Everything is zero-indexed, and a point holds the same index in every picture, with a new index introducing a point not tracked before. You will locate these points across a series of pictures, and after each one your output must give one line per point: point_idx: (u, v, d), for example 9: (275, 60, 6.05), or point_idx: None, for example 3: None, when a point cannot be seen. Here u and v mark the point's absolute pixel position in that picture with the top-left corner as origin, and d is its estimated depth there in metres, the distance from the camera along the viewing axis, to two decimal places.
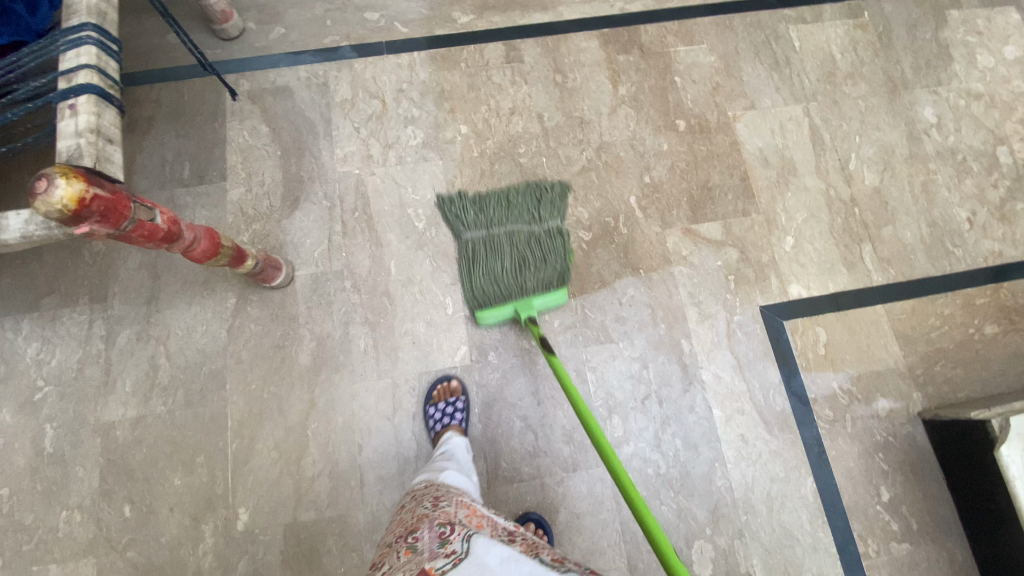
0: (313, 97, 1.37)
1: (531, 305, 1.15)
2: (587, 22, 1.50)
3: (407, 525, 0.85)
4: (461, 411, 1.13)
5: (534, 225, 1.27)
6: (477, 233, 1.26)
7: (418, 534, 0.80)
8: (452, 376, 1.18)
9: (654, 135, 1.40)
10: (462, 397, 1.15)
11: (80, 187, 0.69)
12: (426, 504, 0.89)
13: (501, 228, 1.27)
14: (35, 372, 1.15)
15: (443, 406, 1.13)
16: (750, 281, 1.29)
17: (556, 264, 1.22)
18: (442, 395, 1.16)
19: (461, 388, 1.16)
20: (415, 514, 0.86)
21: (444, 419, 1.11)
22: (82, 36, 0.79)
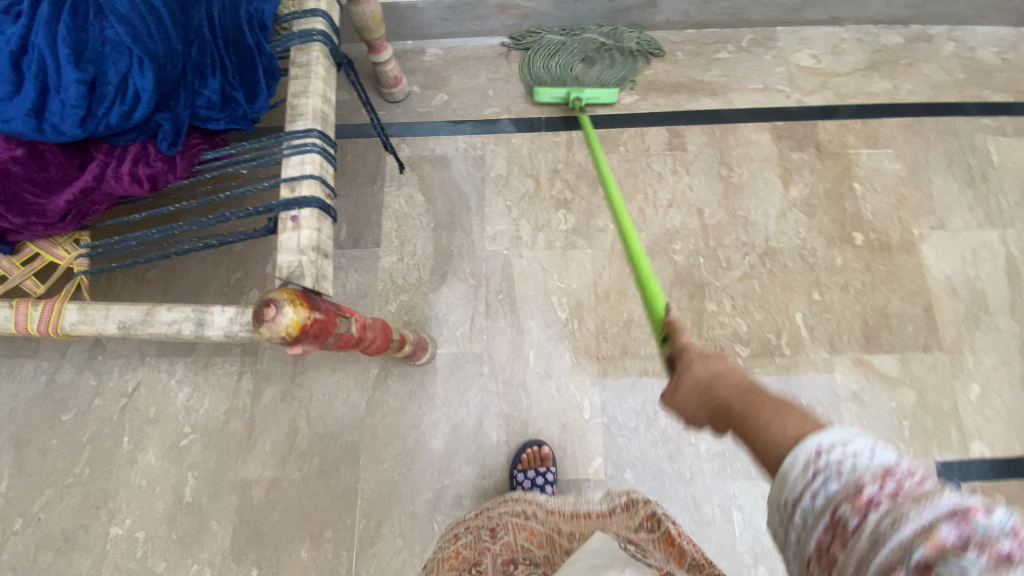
0: (469, 169, 1.36)
1: (583, 92, 1.36)
2: (759, 112, 1.40)
3: (471, 555, 0.81)
4: (551, 483, 1.08)
5: (606, 41, 1.42)
6: (556, 33, 1.42)
7: (479, 564, 0.77)
8: (543, 442, 1.13)
9: (827, 247, 1.28)
10: (552, 468, 1.10)
11: (304, 313, 0.68)
12: (482, 535, 0.84)
13: (579, 36, 1.42)
14: (183, 418, 1.19)
15: (533, 473, 1.08)
16: (927, 431, 1.16)
17: (614, 75, 1.40)
18: (533, 461, 1.11)
19: (551, 457, 1.11)
20: (473, 547, 0.82)
21: (534, 488, 1.06)
22: (308, 143, 0.78)
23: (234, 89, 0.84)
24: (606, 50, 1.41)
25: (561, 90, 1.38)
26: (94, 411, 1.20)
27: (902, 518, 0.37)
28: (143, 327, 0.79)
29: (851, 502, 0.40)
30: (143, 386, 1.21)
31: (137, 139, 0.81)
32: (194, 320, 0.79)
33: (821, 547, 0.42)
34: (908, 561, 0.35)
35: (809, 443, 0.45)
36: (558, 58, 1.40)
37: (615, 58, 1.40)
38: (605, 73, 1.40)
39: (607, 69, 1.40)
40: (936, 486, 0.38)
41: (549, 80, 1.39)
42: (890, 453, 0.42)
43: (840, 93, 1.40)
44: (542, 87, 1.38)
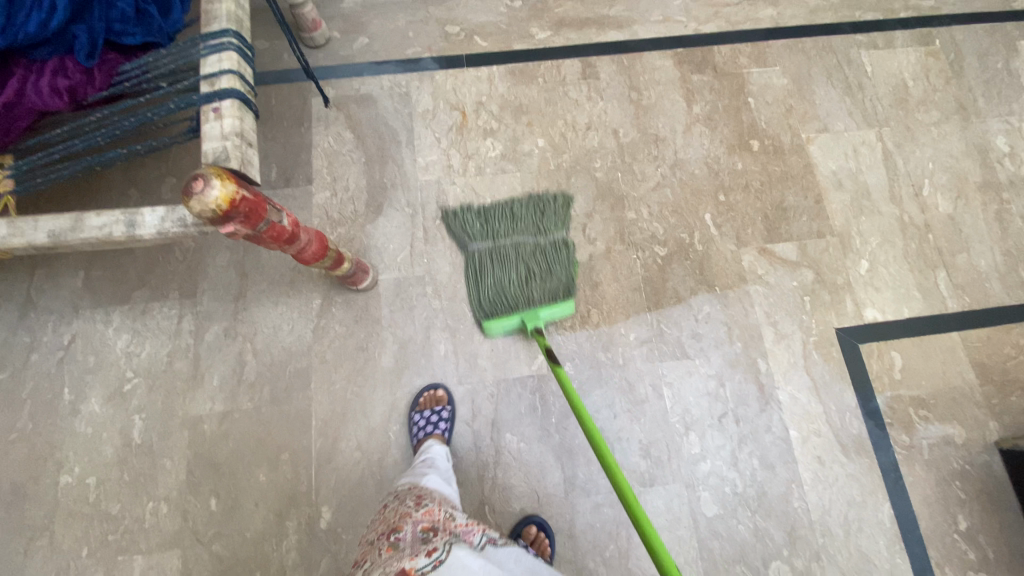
0: (396, 107, 1.41)
1: (538, 316, 1.18)
2: (662, 41, 1.52)
3: (390, 521, 0.87)
4: (446, 421, 1.13)
5: (539, 240, 1.29)
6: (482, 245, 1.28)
7: (401, 531, 0.83)
8: (440, 385, 1.19)
9: (729, 154, 1.41)
10: (448, 407, 1.16)
11: (232, 188, 0.72)
12: (408, 501, 0.91)
13: (507, 241, 1.28)
14: (125, 363, 1.18)
15: (429, 414, 1.14)
16: (825, 303, 1.30)
17: (562, 277, 1.25)
18: (428, 403, 1.17)
19: (447, 397, 1.17)
20: (397, 511, 0.89)
21: (428, 427, 1.12)
22: (224, 42, 0.82)
23: (147, 3, 0.88)
24: (539, 248, 1.27)
25: (513, 317, 1.19)
26: (30, 367, 1.17)
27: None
28: (74, 234, 0.81)
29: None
30: (80, 338, 1.20)
31: (56, 53, 0.84)
32: (125, 222, 0.81)
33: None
34: None
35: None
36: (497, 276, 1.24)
37: (552, 255, 1.26)
38: (552, 282, 1.24)
39: (551, 275, 1.24)
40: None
41: (494, 308, 1.22)
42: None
43: (730, 21, 1.55)
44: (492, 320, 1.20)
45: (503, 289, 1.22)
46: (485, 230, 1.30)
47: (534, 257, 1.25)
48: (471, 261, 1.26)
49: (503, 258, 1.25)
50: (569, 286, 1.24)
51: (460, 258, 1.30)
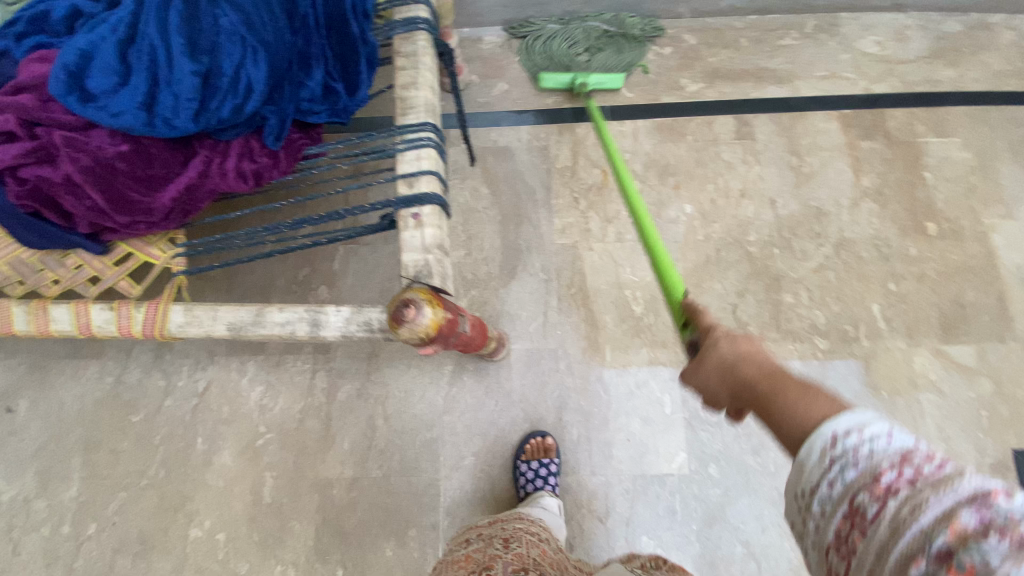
0: (534, 161, 1.33)
1: (587, 79, 1.35)
2: (826, 100, 1.37)
3: (478, 560, 0.80)
4: (555, 475, 1.08)
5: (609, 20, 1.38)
6: (554, 23, 1.39)
7: (492, 569, 0.76)
8: (547, 434, 1.13)
9: (900, 236, 1.27)
10: (556, 459, 1.10)
11: (441, 313, 0.67)
12: (496, 544, 0.85)
13: (579, 25, 1.38)
14: (258, 417, 1.17)
15: (536, 465, 1.09)
16: (1005, 419, 1.16)
17: (620, 57, 1.37)
18: (536, 452, 1.11)
19: (556, 448, 1.11)
20: (484, 551, 0.83)
21: (536, 480, 1.07)
22: (423, 137, 0.75)
23: (336, 81, 0.81)
24: (609, 34, 1.38)
25: (566, 75, 1.36)
26: (165, 412, 1.18)
27: (920, 503, 0.38)
28: (254, 329, 0.77)
29: (869, 490, 0.41)
30: (214, 385, 1.19)
31: (242, 133, 0.78)
32: (308, 320, 0.77)
33: (840, 540, 0.43)
34: (930, 549, 0.36)
35: (825, 429, 0.46)
36: (560, 28, 1.38)
37: (620, 44, 1.38)
38: (612, 57, 1.37)
39: (612, 56, 1.37)
40: (957, 469, 0.39)
41: (553, 62, 1.37)
42: (905, 437, 0.43)
43: (906, 81, 1.38)
44: (545, 74, 1.36)
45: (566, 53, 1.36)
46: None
47: (598, 39, 1.37)
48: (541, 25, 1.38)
49: (569, 32, 1.37)
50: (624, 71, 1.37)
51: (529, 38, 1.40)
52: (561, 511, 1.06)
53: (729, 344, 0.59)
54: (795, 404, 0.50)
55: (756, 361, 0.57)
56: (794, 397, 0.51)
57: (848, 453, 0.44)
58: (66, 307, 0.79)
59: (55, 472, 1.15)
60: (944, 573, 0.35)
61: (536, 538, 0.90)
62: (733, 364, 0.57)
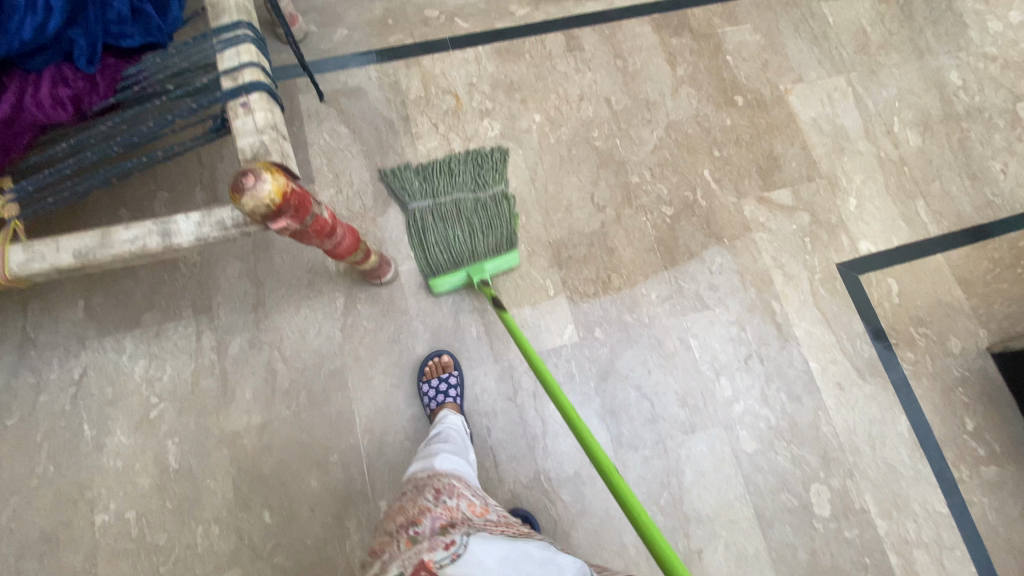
0: (387, 96, 1.39)
1: (483, 270, 1.20)
2: (638, 8, 1.55)
3: (408, 514, 0.80)
4: (456, 387, 1.14)
5: (478, 194, 1.29)
6: (423, 202, 1.27)
7: (420, 525, 0.76)
8: (444, 352, 1.19)
9: (717, 111, 1.46)
10: (455, 372, 1.16)
11: (282, 181, 0.70)
12: (427, 496, 0.84)
13: (448, 197, 1.28)
14: (148, 389, 1.13)
15: (437, 382, 1.14)
16: (824, 241, 1.37)
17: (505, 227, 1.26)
18: (436, 371, 1.17)
19: (453, 363, 1.18)
20: (415, 504, 0.82)
21: (439, 395, 1.13)
22: (239, 34, 0.78)
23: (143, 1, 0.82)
24: (482, 202, 1.28)
25: (458, 273, 1.20)
26: (41, 408, 1.11)
27: None
28: (102, 250, 0.76)
29: None
30: (92, 369, 1.13)
31: (52, 61, 0.79)
32: (158, 231, 0.77)
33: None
34: None
35: None
36: (429, 204, 1.27)
37: (495, 206, 1.27)
38: (498, 233, 1.25)
39: (494, 218, 1.26)
40: None
41: (440, 265, 1.22)
42: None
43: None
44: (438, 280, 1.20)
45: (449, 246, 1.22)
46: (425, 188, 1.30)
47: (476, 212, 1.26)
48: (410, 221, 1.25)
49: (444, 214, 1.25)
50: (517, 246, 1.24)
51: (403, 219, 1.29)
52: (467, 429, 1.12)
53: None
54: None
55: None
56: None
57: None
58: None
59: None
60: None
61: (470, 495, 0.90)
62: None
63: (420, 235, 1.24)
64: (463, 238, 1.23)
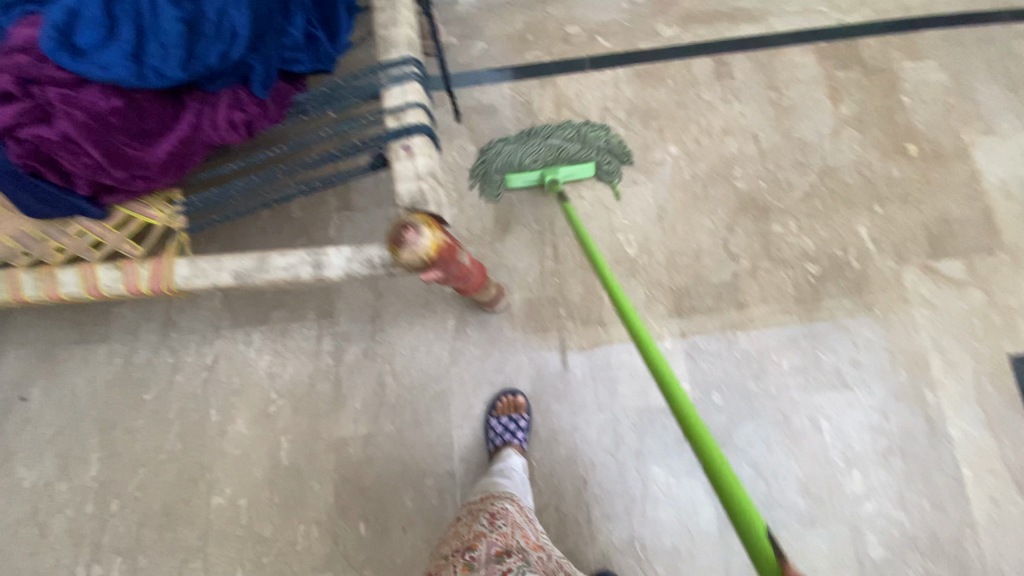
0: (518, 116, 1.35)
1: (556, 172, 1.24)
2: (801, 35, 1.39)
3: (464, 539, 0.83)
4: (524, 430, 1.11)
5: (570, 136, 1.28)
6: (513, 138, 1.28)
7: (475, 550, 0.79)
8: (519, 391, 1.16)
9: (882, 160, 1.29)
10: (526, 415, 1.13)
11: (438, 236, 0.69)
12: (482, 520, 0.87)
13: (539, 134, 1.28)
14: (269, 385, 1.19)
15: (506, 420, 1.12)
16: (997, 327, 1.18)
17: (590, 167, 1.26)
18: (506, 409, 1.14)
19: (526, 405, 1.14)
20: (471, 529, 0.85)
21: (505, 434, 1.10)
22: (407, 72, 0.77)
23: (317, 28, 0.82)
24: (573, 146, 1.27)
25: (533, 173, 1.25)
26: (176, 388, 1.20)
27: None
28: (258, 274, 0.79)
29: None
30: (223, 358, 1.21)
31: (230, 84, 0.79)
32: (311, 262, 0.79)
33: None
34: None
35: None
36: (518, 143, 1.28)
37: (586, 147, 1.27)
38: (579, 152, 1.27)
39: (579, 146, 1.27)
40: None
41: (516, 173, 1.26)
42: None
43: (877, 11, 1.40)
44: (513, 174, 1.26)
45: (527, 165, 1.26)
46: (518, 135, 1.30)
47: (565, 148, 1.27)
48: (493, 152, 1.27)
49: (531, 146, 1.27)
50: (595, 162, 1.27)
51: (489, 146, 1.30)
52: (525, 470, 1.08)
53: None
54: None
55: None
56: None
57: None
58: (73, 271, 0.81)
59: (73, 454, 1.17)
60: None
61: (523, 521, 0.91)
62: None
63: (501, 159, 1.27)
64: (543, 154, 1.26)
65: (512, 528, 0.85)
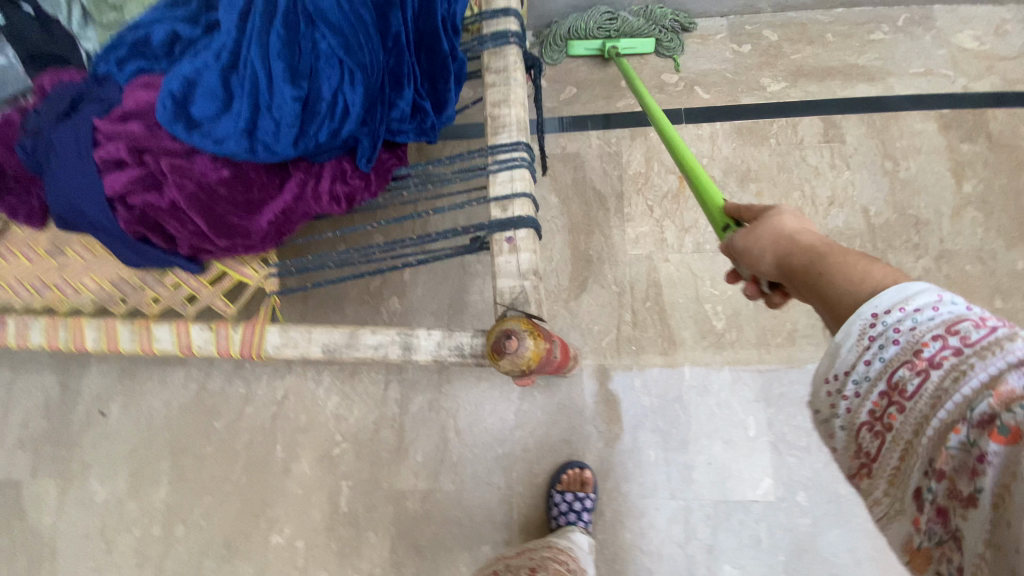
0: (605, 168, 1.29)
1: (618, 42, 1.31)
2: (924, 98, 1.26)
3: None
4: (589, 511, 1.05)
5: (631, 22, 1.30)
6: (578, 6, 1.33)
7: None
8: (586, 465, 1.10)
9: (1009, 248, 1.16)
10: (592, 494, 1.06)
11: (541, 345, 0.64)
12: (520, 574, 0.87)
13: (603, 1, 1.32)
14: (334, 427, 1.19)
15: (571, 498, 1.06)
16: None
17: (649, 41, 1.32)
18: (572, 484, 1.08)
19: (593, 481, 1.08)
20: None
21: (570, 514, 1.04)
22: (517, 158, 0.74)
23: (424, 100, 0.79)
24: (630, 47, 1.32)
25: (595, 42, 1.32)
26: (245, 419, 1.22)
27: (964, 373, 0.36)
28: (348, 351, 0.77)
29: (910, 366, 0.40)
30: (292, 394, 1.22)
31: (335, 155, 0.78)
32: (400, 343, 0.76)
33: (874, 416, 0.42)
34: (972, 417, 0.35)
35: (865, 311, 0.44)
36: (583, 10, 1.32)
37: (651, 16, 1.30)
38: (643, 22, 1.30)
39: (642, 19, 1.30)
40: (1010, 333, 0.36)
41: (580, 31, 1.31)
42: (965, 311, 0.40)
43: (1014, 76, 1.26)
44: (576, 41, 1.33)
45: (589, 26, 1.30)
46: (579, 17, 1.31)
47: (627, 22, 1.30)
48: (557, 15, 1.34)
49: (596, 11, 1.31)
50: (656, 37, 1.32)
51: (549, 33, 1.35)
52: (591, 548, 1.05)
53: (793, 219, 0.57)
54: (854, 264, 0.48)
55: (808, 240, 0.53)
56: (854, 257, 0.48)
57: (905, 323, 0.41)
58: (168, 327, 0.82)
59: (145, 475, 1.21)
60: (987, 444, 0.33)
61: (564, 567, 0.90)
62: (791, 232, 0.55)
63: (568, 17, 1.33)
64: (607, 22, 1.30)
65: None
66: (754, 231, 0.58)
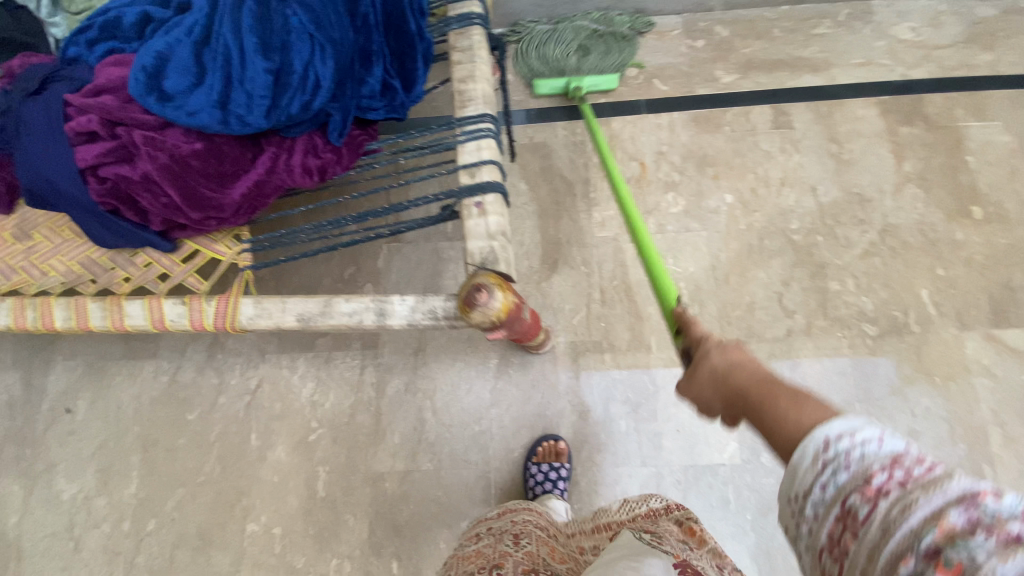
0: (571, 156, 1.35)
1: (582, 81, 1.36)
2: (864, 87, 1.36)
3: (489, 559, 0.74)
4: (564, 480, 1.08)
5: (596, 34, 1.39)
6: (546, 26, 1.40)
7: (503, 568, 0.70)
8: (560, 437, 1.13)
9: (945, 221, 1.25)
10: (567, 464, 1.10)
11: (510, 297, 0.68)
12: (505, 540, 0.80)
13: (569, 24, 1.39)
14: (310, 413, 1.19)
15: (547, 469, 1.09)
16: None
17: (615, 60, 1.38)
18: (547, 456, 1.11)
19: (567, 452, 1.11)
20: (494, 548, 0.77)
21: (546, 483, 1.07)
22: (483, 128, 0.78)
23: (393, 78, 0.83)
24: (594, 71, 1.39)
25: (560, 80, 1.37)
26: (219, 409, 1.21)
27: (911, 503, 0.37)
28: (323, 318, 0.79)
29: (860, 491, 0.40)
30: (267, 383, 1.22)
31: (307, 130, 0.80)
32: (375, 309, 0.78)
33: (831, 540, 0.41)
34: (918, 547, 0.35)
35: (817, 433, 0.44)
36: (550, 29, 1.39)
37: (614, 44, 1.38)
38: (607, 55, 1.38)
39: (605, 53, 1.38)
40: (946, 470, 0.38)
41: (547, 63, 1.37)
42: (902, 442, 0.41)
43: (943, 66, 1.37)
44: (541, 81, 1.38)
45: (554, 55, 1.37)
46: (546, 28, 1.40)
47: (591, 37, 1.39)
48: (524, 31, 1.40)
49: (561, 35, 1.38)
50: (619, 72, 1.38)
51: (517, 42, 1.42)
52: (568, 511, 1.06)
53: (721, 352, 0.58)
54: (788, 410, 0.49)
55: (746, 372, 0.56)
56: (789, 400, 0.50)
57: (852, 445, 0.42)
58: (140, 303, 0.82)
59: (114, 470, 1.18)
60: None
61: (546, 534, 0.86)
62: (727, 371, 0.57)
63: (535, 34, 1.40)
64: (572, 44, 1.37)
65: (539, 546, 0.79)
66: (694, 379, 0.59)
